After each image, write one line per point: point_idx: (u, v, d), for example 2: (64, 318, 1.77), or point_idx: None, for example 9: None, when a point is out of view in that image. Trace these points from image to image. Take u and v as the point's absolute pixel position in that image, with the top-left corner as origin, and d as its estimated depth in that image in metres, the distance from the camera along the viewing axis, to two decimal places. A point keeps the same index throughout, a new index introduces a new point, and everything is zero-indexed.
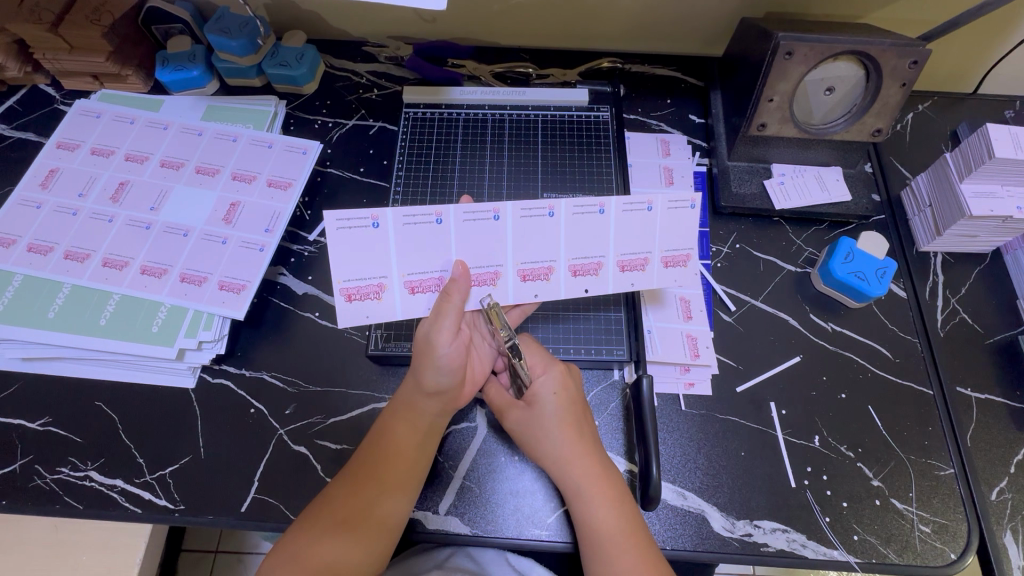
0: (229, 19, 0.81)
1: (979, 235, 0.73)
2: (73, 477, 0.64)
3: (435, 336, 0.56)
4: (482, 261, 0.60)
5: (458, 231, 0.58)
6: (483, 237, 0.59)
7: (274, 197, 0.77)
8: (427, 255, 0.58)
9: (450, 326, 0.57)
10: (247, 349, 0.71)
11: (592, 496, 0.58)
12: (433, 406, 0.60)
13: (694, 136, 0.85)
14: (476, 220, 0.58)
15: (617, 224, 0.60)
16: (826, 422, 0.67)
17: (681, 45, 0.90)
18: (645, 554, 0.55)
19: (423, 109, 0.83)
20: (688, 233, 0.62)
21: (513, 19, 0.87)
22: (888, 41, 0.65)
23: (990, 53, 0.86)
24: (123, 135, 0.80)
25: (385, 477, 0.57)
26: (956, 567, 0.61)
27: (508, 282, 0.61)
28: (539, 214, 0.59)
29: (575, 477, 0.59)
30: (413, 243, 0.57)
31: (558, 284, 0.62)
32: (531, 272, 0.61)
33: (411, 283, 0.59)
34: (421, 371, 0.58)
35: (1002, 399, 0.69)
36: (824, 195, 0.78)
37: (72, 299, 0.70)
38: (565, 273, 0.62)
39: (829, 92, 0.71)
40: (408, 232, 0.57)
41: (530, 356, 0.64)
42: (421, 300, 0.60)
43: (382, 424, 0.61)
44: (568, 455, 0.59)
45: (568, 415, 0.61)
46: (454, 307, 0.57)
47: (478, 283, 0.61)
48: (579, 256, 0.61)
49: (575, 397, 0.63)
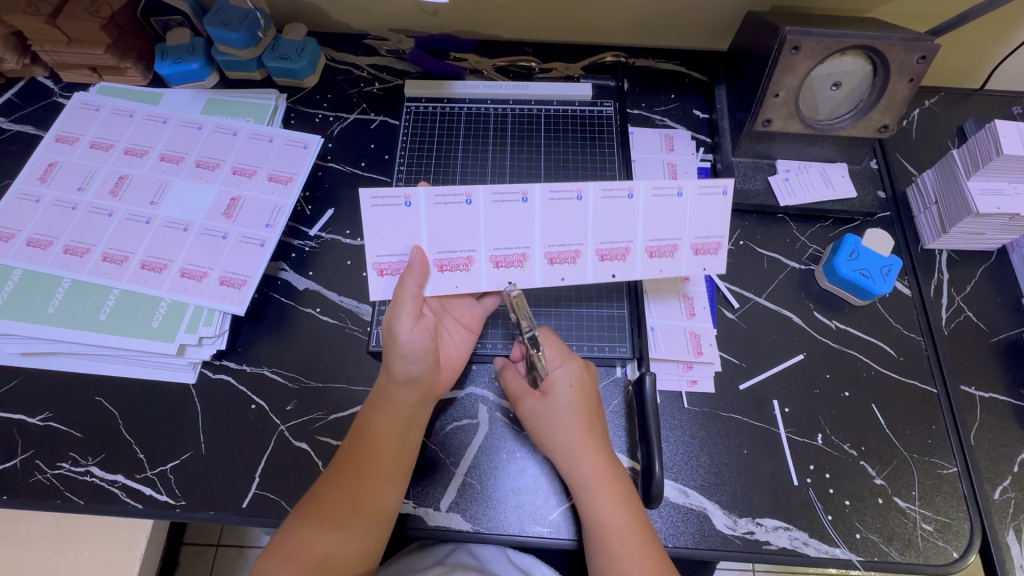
0: (228, 11, 0.80)
1: (986, 233, 0.73)
2: (73, 473, 0.64)
3: (396, 324, 0.58)
4: (507, 244, 0.60)
5: (488, 213, 0.59)
6: (513, 220, 0.59)
7: (274, 191, 0.76)
8: (457, 235, 0.59)
9: (410, 312, 0.57)
10: (248, 344, 0.71)
11: (597, 492, 0.58)
12: (409, 395, 0.60)
13: (698, 131, 0.84)
14: (505, 202, 0.59)
15: (647, 210, 0.60)
16: (829, 420, 0.67)
17: (686, 39, 0.89)
18: (649, 549, 0.55)
19: (425, 103, 0.82)
20: (716, 215, 0.61)
21: (515, 12, 0.86)
22: (896, 35, 0.64)
23: (999, 48, 0.85)
24: (123, 128, 0.80)
25: (371, 470, 0.57)
26: (958, 566, 0.61)
27: (535, 265, 0.61)
28: (567, 197, 0.59)
29: (584, 472, 0.59)
30: (445, 219, 0.58)
31: (586, 268, 0.62)
32: (558, 255, 0.61)
33: (439, 262, 0.60)
34: (389, 362, 0.59)
35: (1006, 398, 0.69)
36: (829, 192, 0.77)
37: (72, 294, 0.69)
38: (540, 260, 0.61)
39: (835, 87, 0.71)
40: (440, 214, 0.58)
41: (548, 348, 0.63)
42: (449, 279, 0.60)
43: (363, 422, 0.60)
44: (578, 449, 0.59)
45: (580, 411, 0.61)
46: (411, 294, 0.57)
47: (505, 265, 0.61)
48: (607, 241, 0.61)
49: (592, 393, 0.62)
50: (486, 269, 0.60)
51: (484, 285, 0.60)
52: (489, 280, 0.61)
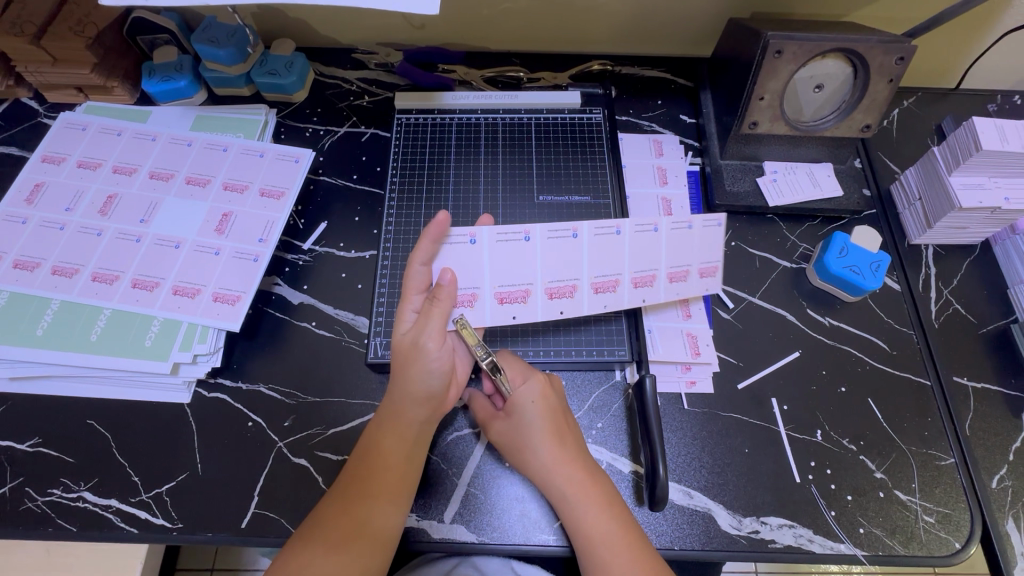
0: (216, 28, 0.80)
1: (968, 227, 0.74)
2: (64, 498, 0.62)
3: (424, 338, 0.58)
4: (560, 276, 0.66)
5: (544, 247, 0.65)
6: (566, 253, 0.66)
7: (267, 205, 0.76)
8: (516, 269, 0.65)
9: (437, 329, 0.58)
10: (243, 361, 0.70)
11: (580, 501, 0.58)
12: (422, 412, 0.59)
13: (686, 136, 0.85)
14: (559, 238, 0.66)
15: (670, 240, 0.67)
16: (827, 416, 0.68)
17: (670, 46, 0.91)
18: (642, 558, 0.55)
19: (416, 114, 0.83)
20: (715, 244, 0.68)
21: (502, 24, 0.87)
22: (874, 38, 0.65)
23: (971, 47, 0.88)
24: (110, 147, 0.79)
25: (378, 489, 0.56)
26: (960, 556, 0.61)
27: (583, 294, 0.66)
28: (608, 232, 0.66)
29: (561, 484, 0.58)
30: (506, 250, 0.65)
31: (622, 295, 0.66)
32: (602, 285, 0.66)
33: (500, 294, 0.65)
34: (409, 377, 0.58)
35: (997, 387, 0.70)
36: (816, 192, 0.78)
37: (60, 316, 0.68)
38: (587, 290, 0.66)
39: (818, 89, 0.72)
40: (500, 249, 0.65)
41: (507, 367, 0.63)
42: (509, 310, 0.65)
43: (369, 443, 0.59)
44: (551, 463, 0.59)
45: (545, 424, 0.60)
46: (441, 312, 0.59)
47: (558, 296, 0.66)
48: (639, 268, 0.67)
49: (553, 399, 0.62)
50: (541, 300, 0.66)
51: (541, 315, 0.65)
52: (544, 310, 0.66)
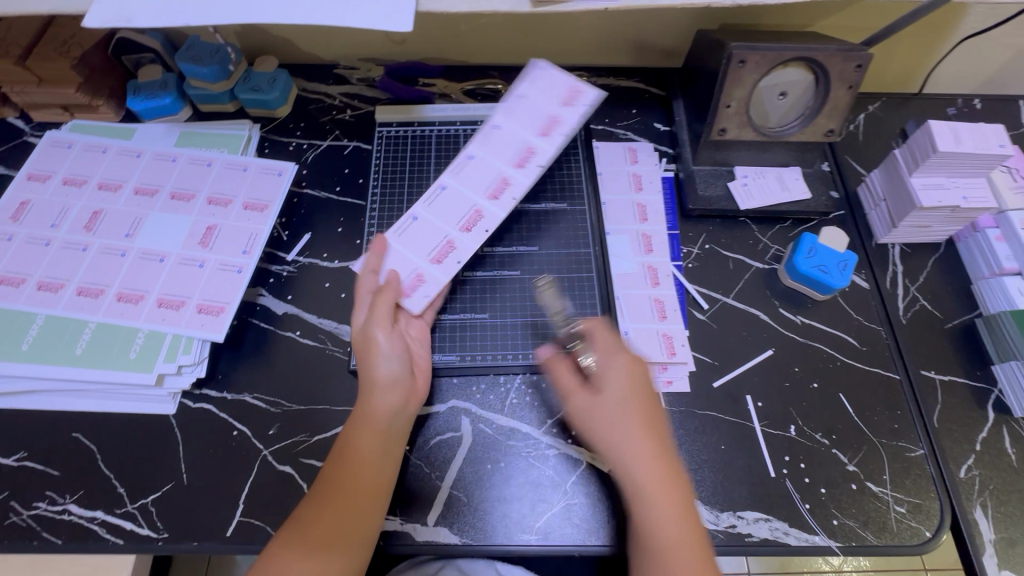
0: (199, 47, 0.82)
1: (931, 225, 0.77)
2: (50, 511, 0.63)
3: (374, 328, 0.63)
4: (462, 212, 0.71)
5: (432, 211, 0.71)
6: (448, 200, 0.72)
7: (250, 218, 0.77)
8: (427, 233, 0.70)
9: (383, 318, 0.63)
10: (228, 371, 0.71)
11: (652, 491, 0.56)
12: (391, 400, 0.61)
13: (660, 143, 0.88)
14: (433, 197, 0.72)
15: (509, 117, 0.75)
16: (799, 412, 0.70)
17: (644, 57, 0.94)
18: (699, 558, 0.54)
19: (396, 127, 0.85)
20: (558, 84, 0.75)
21: (480, 38, 0.90)
22: (833, 47, 0.68)
23: (931, 54, 0.92)
24: (96, 164, 0.80)
25: (356, 486, 0.57)
26: (931, 545, 0.63)
27: (489, 207, 0.71)
28: (463, 162, 0.74)
29: (637, 467, 0.57)
30: (411, 227, 0.70)
31: (520, 180, 0.72)
32: (494, 190, 0.72)
33: (433, 258, 0.69)
34: (369, 368, 0.62)
35: (963, 379, 0.72)
36: (785, 195, 0.81)
37: (46, 330, 0.69)
38: (487, 201, 0.72)
39: (783, 96, 0.74)
40: (405, 237, 0.70)
41: (598, 338, 0.64)
42: (453, 259, 0.69)
43: (344, 442, 0.60)
44: (636, 451, 0.57)
45: (632, 406, 0.60)
46: (387, 301, 0.64)
47: (472, 224, 0.71)
48: (511, 154, 0.74)
49: (642, 385, 0.62)
50: (464, 236, 0.70)
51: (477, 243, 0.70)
52: (475, 239, 0.70)
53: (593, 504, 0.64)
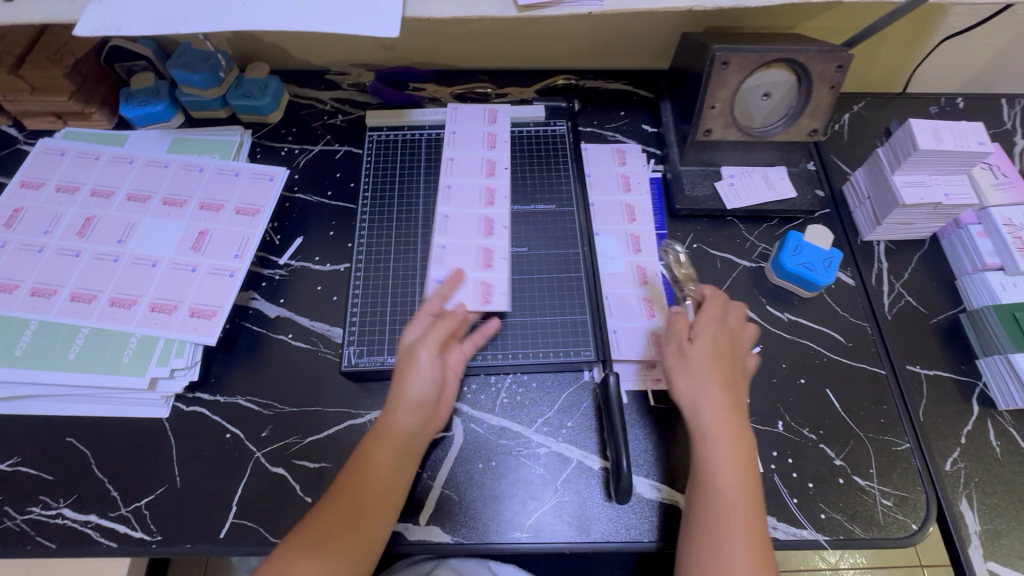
0: (191, 55, 0.83)
1: (915, 222, 0.78)
2: (44, 516, 0.63)
3: (421, 347, 0.63)
4: (475, 225, 0.76)
5: (456, 232, 0.75)
6: (456, 221, 0.76)
7: (242, 222, 0.78)
8: (461, 245, 0.74)
9: (432, 341, 0.63)
10: (221, 375, 0.71)
11: (720, 442, 0.58)
12: (412, 421, 0.61)
13: (648, 145, 0.89)
14: (443, 223, 0.76)
15: (457, 142, 0.82)
16: (787, 407, 0.70)
17: (632, 60, 0.96)
18: (752, 516, 0.56)
19: (386, 131, 0.86)
20: (475, 114, 0.85)
21: (469, 43, 0.91)
22: (814, 48, 0.69)
23: (913, 53, 0.93)
24: (89, 171, 0.81)
25: (367, 499, 0.58)
26: (917, 537, 0.63)
27: (493, 210, 0.77)
28: (445, 191, 0.78)
29: (708, 419, 0.59)
30: (445, 255, 0.73)
31: (500, 180, 0.80)
32: (488, 197, 0.78)
33: (483, 263, 0.73)
34: (404, 386, 0.62)
35: (949, 373, 0.73)
36: (771, 194, 0.82)
37: (39, 336, 0.69)
38: (485, 207, 0.77)
39: (766, 97, 0.76)
40: (444, 255, 0.73)
41: (711, 304, 0.66)
42: (499, 257, 0.74)
43: (360, 453, 0.60)
44: (713, 401, 0.60)
45: (717, 368, 0.62)
46: (444, 326, 0.65)
47: (492, 227, 0.76)
48: (479, 170, 0.80)
49: (728, 349, 0.63)
50: (493, 238, 0.75)
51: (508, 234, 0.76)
52: (501, 231, 0.76)
53: (583, 501, 0.65)
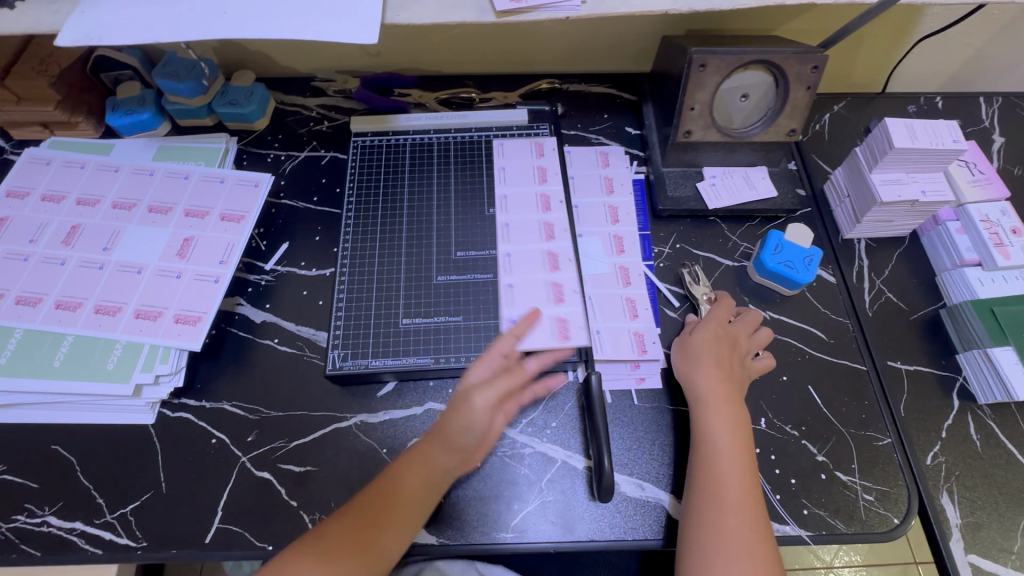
0: (176, 63, 0.84)
1: (894, 220, 0.79)
2: (29, 524, 0.63)
3: (476, 395, 0.62)
4: (541, 261, 0.76)
5: (521, 271, 0.75)
6: (520, 259, 0.76)
7: (227, 229, 0.78)
8: (530, 284, 0.74)
9: (490, 394, 0.62)
10: (207, 381, 0.71)
11: (714, 407, 0.65)
12: (449, 460, 0.62)
13: (631, 147, 0.90)
14: (506, 263, 0.76)
15: (506, 177, 0.83)
16: (770, 405, 0.71)
17: (615, 63, 0.97)
18: (751, 498, 0.60)
19: (371, 136, 0.87)
20: (523, 148, 0.86)
21: (452, 48, 0.92)
22: (789, 49, 0.70)
23: (891, 53, 0.94)
24: (74, 180, 0.81)
25: (392, 521, 0.59)
26: (899, 531, 0.64)
27: (555, 242, 0.77)
28: (503, 229, 0.79)
29: (702, 387, 0.66)
30: (513, 293, 0.74)
31: (557, 212, 0.80)
32: (547, 229, 0.78)
33: (555, 299, 0.73)
34: (450, 423, 0.62)
35: (929, 368, 0.74)
36: (753, 193, 0.83)
37: (24, 344, 0.69)
38: (544, 242, 0.77)
39: (744, 98, 0.77)
40: (515, 294, 0.74)
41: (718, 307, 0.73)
42: (569, 290, 0.73)
43: (394, 470, 0.61)
44: (713, 380, 0.66)
45: (713, 350, 0.68)
46: (506, 380, 0.63)
47: (557, 260, 0.76)
48: (534, 203, 0.81)
49: (731, 338, 0.70)
50: (558, 272, 0.75)
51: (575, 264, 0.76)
52: (567, 263, 0.76)
53: (568, 500, 0.65)
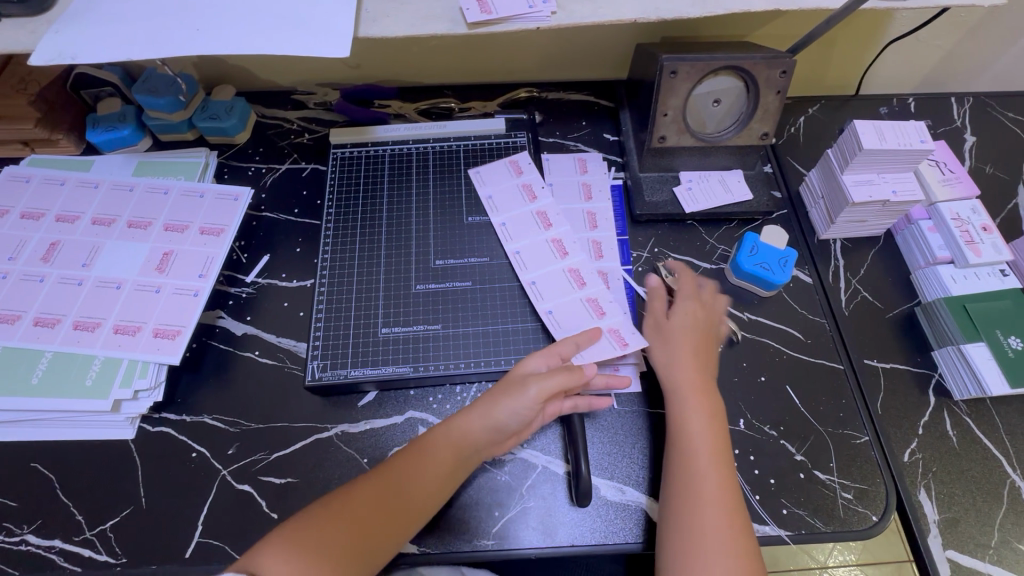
0: (156, 79, 0.84)
1: (868, 220, 0.80)
2: (7, 543, 0.63)
3: (535, 382, 0.64)
4: (568, 280, 0.76)
5: (556, 296, 0.75)
6: (546, 283, 0.76)
7: (206, 242, 0.79)
8: (569, 305, 0.74)
9: (537, 392, 0.63)
10: (187, 395, 0.71)
11: (687, 398, 0.66)
12: (484, 437, 0.63)
13: (609, 153, 0.91)
14: (536, 292, 0.75)
15: (499, 199, 0.83)
16: (748, 406, 0.71)
17: (592, 71, 0.98)
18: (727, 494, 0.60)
19: (351, 148, 0.88)
20: (501, 169, 0.85)
21: (430, 59, 0.93)
22: (757, 55, 0.72)
23: (862, 56, 0.96)
24: (54, 197, 0.82)
25: (403, 507, 0.58)
26: (877, 528, 0.64)
27: (571, 257, 0.77)
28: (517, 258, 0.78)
29: (677, 377, 0.67)
30: (557, 318, 0.73)
31: (557, 227, 0.80)
32: (558, 245, 0.78)
33: (597, 313, 0.73)
34: (495, 404, 0.64)
35: (905, 366, 0.75)
36: (729, 197, 0.84)
37: (3, 362, 0.69)
38: (563, 262, 0.77)
39: (716, 103, 0.78)
40: (558, 318, 0.73)
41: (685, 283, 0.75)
42: (607, 300, 0.74)
43: (417, 452, 0.62)
44: (688, 373, 0.67)
45: (690, 338, 0.70)
46: (559, 381, 0.64)
47: (580, 275, 0.76)
48: (538, 217, 0.81)
49: (705, 328, 0.72)
50: (586, 288, 0.75)
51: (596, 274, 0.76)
52: (592, 277, 0.76)
53: (549, 506, 0.65)
